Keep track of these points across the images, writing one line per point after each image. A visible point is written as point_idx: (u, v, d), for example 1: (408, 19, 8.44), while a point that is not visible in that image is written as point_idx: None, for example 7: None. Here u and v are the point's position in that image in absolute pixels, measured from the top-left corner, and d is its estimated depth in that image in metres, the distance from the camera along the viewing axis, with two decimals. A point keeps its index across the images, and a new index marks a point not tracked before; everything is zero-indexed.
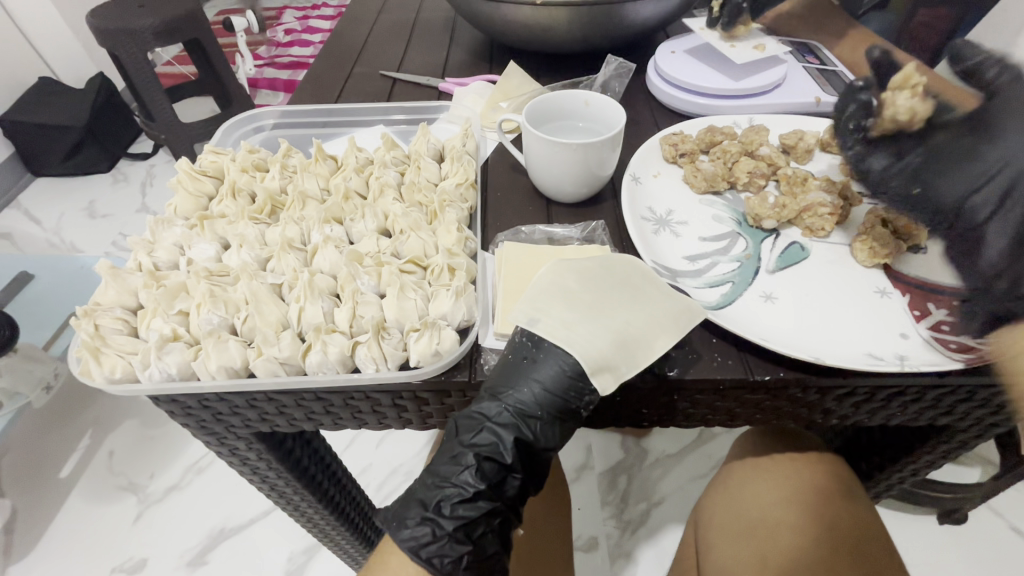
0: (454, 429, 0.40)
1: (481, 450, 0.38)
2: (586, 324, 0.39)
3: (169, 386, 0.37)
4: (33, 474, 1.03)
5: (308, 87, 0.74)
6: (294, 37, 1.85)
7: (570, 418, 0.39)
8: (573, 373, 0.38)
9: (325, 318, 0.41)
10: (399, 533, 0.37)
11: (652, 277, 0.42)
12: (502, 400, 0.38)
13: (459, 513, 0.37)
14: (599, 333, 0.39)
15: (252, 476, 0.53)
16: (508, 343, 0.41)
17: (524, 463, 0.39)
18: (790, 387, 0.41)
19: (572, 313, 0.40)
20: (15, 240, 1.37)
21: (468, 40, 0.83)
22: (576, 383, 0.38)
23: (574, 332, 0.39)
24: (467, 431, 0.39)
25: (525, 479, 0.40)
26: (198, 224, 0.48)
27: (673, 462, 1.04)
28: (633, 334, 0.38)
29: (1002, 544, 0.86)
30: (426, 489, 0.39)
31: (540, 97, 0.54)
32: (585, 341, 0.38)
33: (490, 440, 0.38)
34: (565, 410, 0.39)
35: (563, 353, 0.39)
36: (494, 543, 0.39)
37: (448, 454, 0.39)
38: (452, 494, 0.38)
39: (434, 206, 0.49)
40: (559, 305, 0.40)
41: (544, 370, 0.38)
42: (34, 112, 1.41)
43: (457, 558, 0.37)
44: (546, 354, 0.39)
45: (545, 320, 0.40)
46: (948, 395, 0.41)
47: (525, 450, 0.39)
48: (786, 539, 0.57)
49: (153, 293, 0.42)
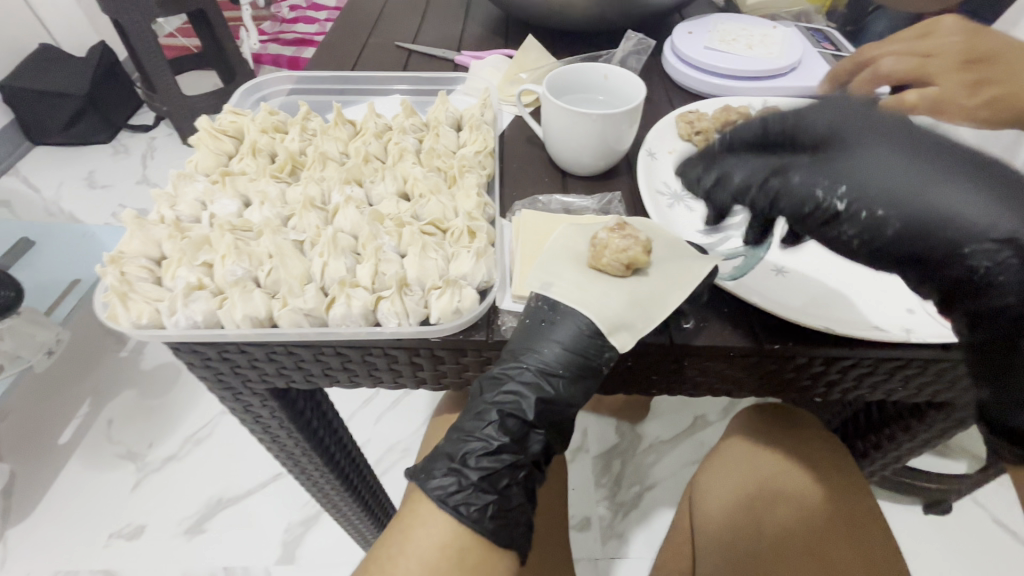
0: (478, 389, 0.41)
1: (504, 407, 0.39)
2: (598, 286, 0.41)
3: (194, 332, 0.38)
4: (32, 439, 1.04)
5: (323, 55, 0.74)
6: (300, 14, 1.82)
7: (591, 376, 0.40)
8: (590, 333, 0.39)
9: (347, 274, 0.42)
10: (428, 482, 0.39)
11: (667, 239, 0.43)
12: (523, 360, 0.39)
13: (485, 465, 0.39)
14: (612, 294, 0.40)
15: (263, 434, 0.53)
16: (525, 308, 0.42)
17: (546, 420, 0.40)
18: (797, 357, 0.42)
19: (586, 276, 0.41)
20: (13, 207, 1.36)
21: (483, 16, 0.83)
22: (595, 341, 0.39)
23: (583, 295, 0.40)
24: (488, 389, 0.40)
25: (548, 436, 0.41)
26: (220, 180, 0.49)
27: (667, 446, 1.06)
28: (646, 294, 0.40)
29: (980, 534, 0.93)
30: (452, 443, 0.40)
31: (560, 68, 0.55)
32: (601, 301, 0.40)
33: (512, 398, 0.39)
34: (585, 368, 0.39)
35: (580, 312, 0.40)
36: (520, 495, 0.40)
37: (470, 411, 0.41)
38: (476, 448, 0.39)
39: (454, 171, 0.50)
40: (566, 266, 0.41)
41: (562, 331, 0.40)
42: (38, 79, 1.40)
43: (482, 506, 0.38)
44: (562, 316, 0.40)
45: (559, 284, 0.41)
46: (951, 369, 0.42)
47: (547, 407, 0.40)
48: (783, 507, 0.59)
49: (178, 244, 0.42)
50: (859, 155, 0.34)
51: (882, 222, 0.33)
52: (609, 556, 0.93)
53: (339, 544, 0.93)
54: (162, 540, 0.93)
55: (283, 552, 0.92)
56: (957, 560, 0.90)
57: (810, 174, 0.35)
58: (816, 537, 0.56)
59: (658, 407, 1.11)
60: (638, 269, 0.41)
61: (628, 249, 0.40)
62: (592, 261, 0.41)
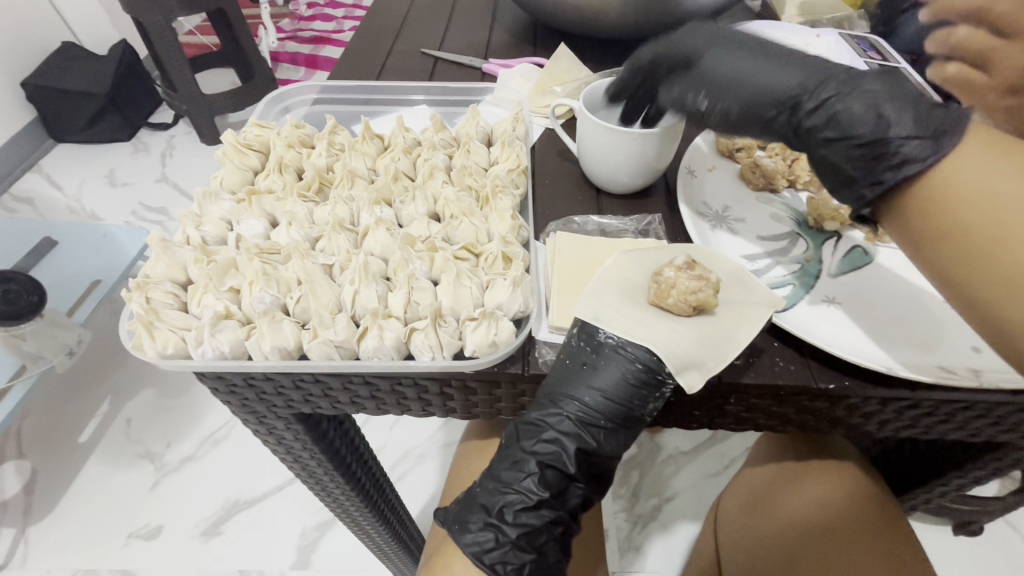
0: (514, 434, 0.40)
1: (543, 459, 0.38)
2: (665, 324, 0.38)
3: (223, 364, 0.37)
4: (53, 438, 1.04)
5: (348, 62, 0.72)
6: (318, 11, 1.81)
7: (632, 424, 0.38)
8: (636, 381, 0.37)
9: (379, 303, 0.40)
10: (463, 537, 0.39)
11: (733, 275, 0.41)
12: (563, 407, 0.37)
13: (523, 520, 0.38)
14: (680, 332, 0.37)
15: (285, 455, 0.52)
16: (566, 345, 0.39)
17: (585, 472, 0.39)
18: (853, 397, 0.40)
19: (645, 313, 0.39)
20: (36, 205, 1.37)
21: (509, 21, 0.81)
22: (641, 392, 0.37)
23: (649, 332, 0.37)
24: (526, 438, 0.38)
25: (588, 489, 0.39)
26: (246, 198, 0.47)
27: (687, 458, 1.03)
28: (717, 333, 0.37)
29: (1015, 557, 0.89)
30: (488, 493, 0.39)
31: (597, 82, 0.52)
32: (665, 338, 0.37)
33: (550, 448, 0.38)
34: (629, 417, 0.38)
35: (625, 355, 0.37)
36: (556, 551, 0.40)
37: (507, 460, 0.39)
38: (514, 501, 0.38)
39: (486, 191, 0.48)
40: (625, 301, 0.39)
41: (605, 378, 0.37)
42: (61, 78, 1.41)
43: (519, 566, 0.38)
44: (606, 359, 0.37)
45: (610, 320, 0.38)
46: (1018, 413, 0.40)
47: (587, 457, 0.38)
48: (816, 541, 0.56)
49: (204, 268, 0.41)
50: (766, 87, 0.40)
51: (830, 96, 0.36)
52: (627, 569, 0.91)
53: (354, 550, 0.92)
54: (180, 541, 0.93)
55: (299, 556, 0.92)
56: None
57: (775, 111, 0.39)
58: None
59: None
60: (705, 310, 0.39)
61: (698, 290, 0.37)
62: (654, 298, 0.39)
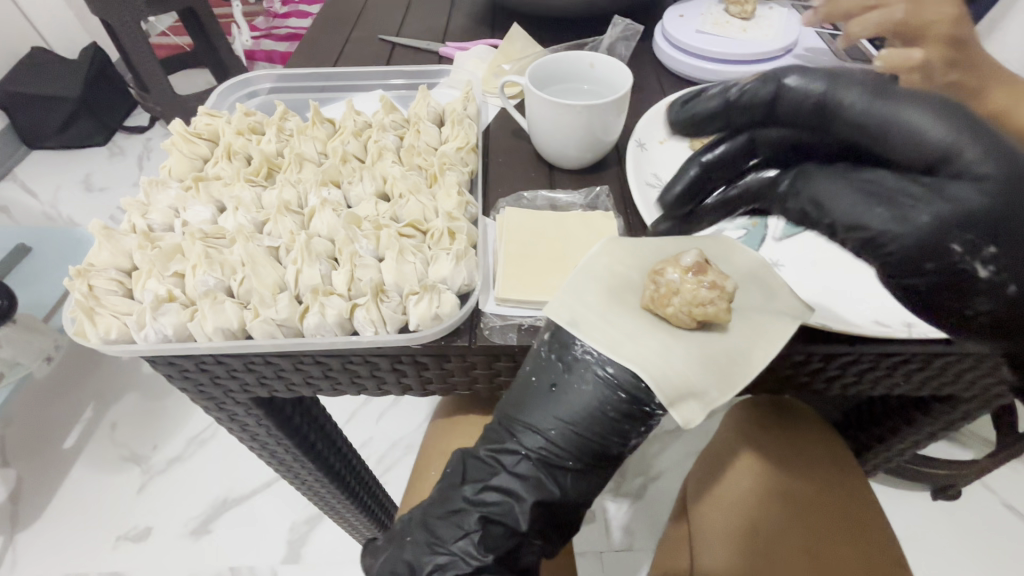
0: (460, 472, 0.38)
1: (489, 512, 0.35)
2: (654, 334, 0.35)
3: (166, 346, 0.37)
4: (36, 445, 1.04)
5: (305, 51, 0.72)
6: (292, 8, 1.79)
7: (603, 460, 0.36)
8: (617, 413, 0.34)
9: (322, 281, 0.40)
10: None
11: (749, 272, 0.39)
12: (524, 449, 0.35)
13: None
14: (675, 350, 0.34)
15: (251, 442, 0.52)
16: (535, 359, 0.37)
17: (545, 520, 0.36)
18: (794, 355, 0.40)
19: (637, 321, 0.36)
20: (12, 213, 1.35)
21: (469, 5, 0.80)
22: (621, 426, 0.34)
23: (635, 348, 0.34)
24: (474, 479, 0.37)
25: (543, 543, 0.37)
26: (193, 186, 0.47)
27: (671, 437, 1.04)
28: (718, 352, 0.34)
29: (993, 520, 0.91)
30: (417, 550, 0.37)
31: (544, 58, 0.53)
32: (654, 357, 0.33)
33: (502, 500, 0.36)
34: (603, 455, 0.35)
35: (605, 382, 0.34)
36: None
37: (445, 511, 0.37)
38: (446, 565, 0.35)
39: (434, 169, 0.48)
40: (610, 307, 0.36)
41: (576, 411, 0.34)
42: (30, 83, 1.39)
43: None
44: (578, 385, 0.35)
45: (588, 324, 0.35)
46: (955, 363, 0.41)
47: (547, 506, 0.36)
48: (781, 510, 0.56)
49: (148, 254, 0.41)
50: (929, 228, 0.25)
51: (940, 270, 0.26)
52: (613, 548, 0.92)
53: (344, 542, 0.93)
54: (169, 541, 0.93)
55: (288, 551, 0.92)
56: (967, 546, 0.89)
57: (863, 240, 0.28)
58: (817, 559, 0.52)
59: None
60: (706, 325, 0.36)
61: (706, 302, 0.34)
62: (648, 301, 0.36)
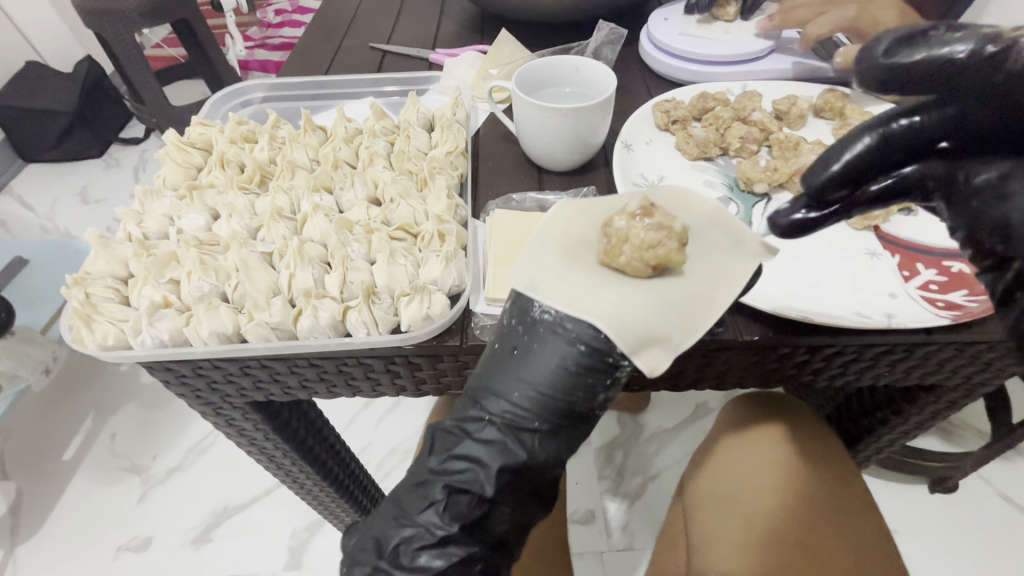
0: (430, 443, 0.37)
1: (454, 481, 0.34)
2: (613, 288, 0.34)
3: (162, 351, 0.38)
4: (36, 457, 1.04)
5: (297, 60, 0.73)
6: (285, 18, 1.81)
7: (575, 419, 0.35)
8: (578, 367, 0.33)
9: (315, 284, 0.41)
10: None
11: (706, 221, 0.36)
12: (489, 413, 0.34)
13: (420, 563, 0.33)
14: (635, 298, 0.33)
15: (249, 447, 0.53)
16: (500, 328, 0.36)
17: (514, 488, 0.35)
18: (779, 347, 0.41)
19: (594, 273, 0.34)
20: (9, 227, 1.36)
21: (458, 12, 0.81)
22: (586, 379, 0.33)
23: (593, 301, 0.33)
24: (440, 449, 0.36)
25: (514, 511, 0.35)
26: (188, 195, 0.48)
27: (668, 436, 1.05)
28: (681, 298, 0.33)
29: (990, 511, 0.91)
30: (384, 524, 0.35)
31: (530, 63, 0.54)
32: (614, 307, 0.32)
33: (468, 468, 0.34)
34: (573, 413, 0.34)
35: (564, 337, 0.33)
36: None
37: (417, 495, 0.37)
38: (413, 538, 0.34)
39: (424, 173, 0.49)
40: (567, 263, 0.35)
41: (540, 370, 0.33)
42: (25, 97, 1.40)
43: None
44: (540, 344, 0.34)
45: (544, 283, 0.34)
46: (937, 353, 0.41)
47: (517, 472, 0.34)
48: (769, 501, 0.56)
49: (143, 262, 0.42)
50: None
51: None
52: (612, 549, 0.92)
53: None
54: (169, 551, 0.93)
55: (289, 558, 0.92)
56: (965, 538, 0.89)
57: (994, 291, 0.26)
58: (805, 548, 0.52)
59: (658, 398, 1.10)
60: (665, 270, 0.34)
61: (656, 245, 0.32)
62: (604, 256, 0.34)
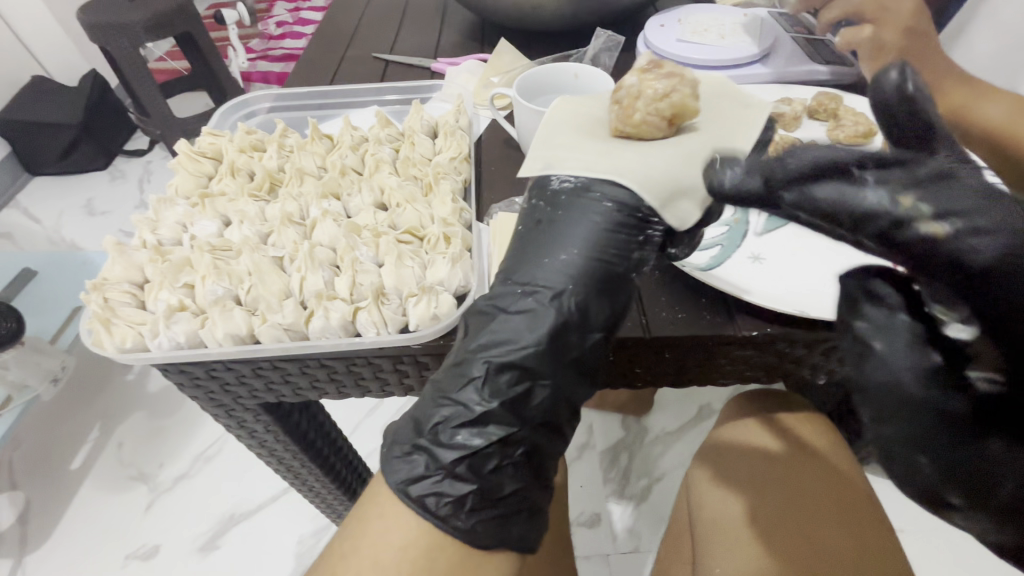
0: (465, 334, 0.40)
1: (492, 360, 0.37)
2: (633, 148, 0.40)
3: (178, 353, 0.39)
4: (45, 465, 1.05)
5: (302, 72, 0.75)
6: (287, 30, 1.83)
7: (614, 283, 0.39)
8: (614, 224, 0.38)
9: (325, 287, 0.43)
10: None
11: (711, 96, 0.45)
12: (517, 280, 0.39)
13: (459, 441, 0.36)
14: (653, 154, 0.39)
15: (260, 449, 0.54)
16: (524, 210, 0.42)
17: (551, 369, 0.37)
18: (778, 343, 0.42)
19: (612, 142, 0.41)
20: (17, 240, 1.38)
21: (459, 22, 0.83)
22: (618, 234, 0.38)
23: (610, 164, 0.39)
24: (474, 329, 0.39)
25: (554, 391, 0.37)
26: (200, 203, 0.50)
27: (673, 438, 1.06)
28: (698, 145, 0.40)
29: None
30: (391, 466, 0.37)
31: (529, 71, 0.55)
32: (637, 165, 0.39)
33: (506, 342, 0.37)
34: (611, 275, 0.39)
35: (595, 198, 0.39)
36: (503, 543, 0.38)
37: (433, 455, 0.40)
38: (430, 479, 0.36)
39: (429, 178, 0.50)
40: (585, 139, 0.42)
41: (578, 231, 0.38)
42: (32, 111, 1.42)
43: (458, 500, 0.35)
44: (566, 209, 0.39)
45: (562, 162, 0.41)
46: None
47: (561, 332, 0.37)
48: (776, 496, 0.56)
49: (159, 267, 0.43)
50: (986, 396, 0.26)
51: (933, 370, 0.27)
52: (618, 551, 0.93)
53: None
54: (177, 558, 0.94)
55: (297, 563, 0.93)
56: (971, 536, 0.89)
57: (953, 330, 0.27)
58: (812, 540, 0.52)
59: (662, 400, 1.11)
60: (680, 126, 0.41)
61: (666, 96, 0.39)
62: (620, 123, 0.41)
